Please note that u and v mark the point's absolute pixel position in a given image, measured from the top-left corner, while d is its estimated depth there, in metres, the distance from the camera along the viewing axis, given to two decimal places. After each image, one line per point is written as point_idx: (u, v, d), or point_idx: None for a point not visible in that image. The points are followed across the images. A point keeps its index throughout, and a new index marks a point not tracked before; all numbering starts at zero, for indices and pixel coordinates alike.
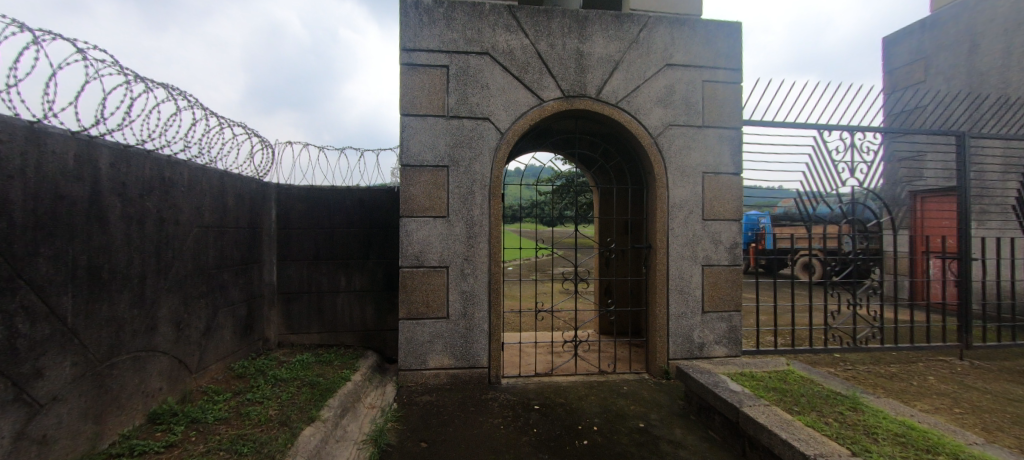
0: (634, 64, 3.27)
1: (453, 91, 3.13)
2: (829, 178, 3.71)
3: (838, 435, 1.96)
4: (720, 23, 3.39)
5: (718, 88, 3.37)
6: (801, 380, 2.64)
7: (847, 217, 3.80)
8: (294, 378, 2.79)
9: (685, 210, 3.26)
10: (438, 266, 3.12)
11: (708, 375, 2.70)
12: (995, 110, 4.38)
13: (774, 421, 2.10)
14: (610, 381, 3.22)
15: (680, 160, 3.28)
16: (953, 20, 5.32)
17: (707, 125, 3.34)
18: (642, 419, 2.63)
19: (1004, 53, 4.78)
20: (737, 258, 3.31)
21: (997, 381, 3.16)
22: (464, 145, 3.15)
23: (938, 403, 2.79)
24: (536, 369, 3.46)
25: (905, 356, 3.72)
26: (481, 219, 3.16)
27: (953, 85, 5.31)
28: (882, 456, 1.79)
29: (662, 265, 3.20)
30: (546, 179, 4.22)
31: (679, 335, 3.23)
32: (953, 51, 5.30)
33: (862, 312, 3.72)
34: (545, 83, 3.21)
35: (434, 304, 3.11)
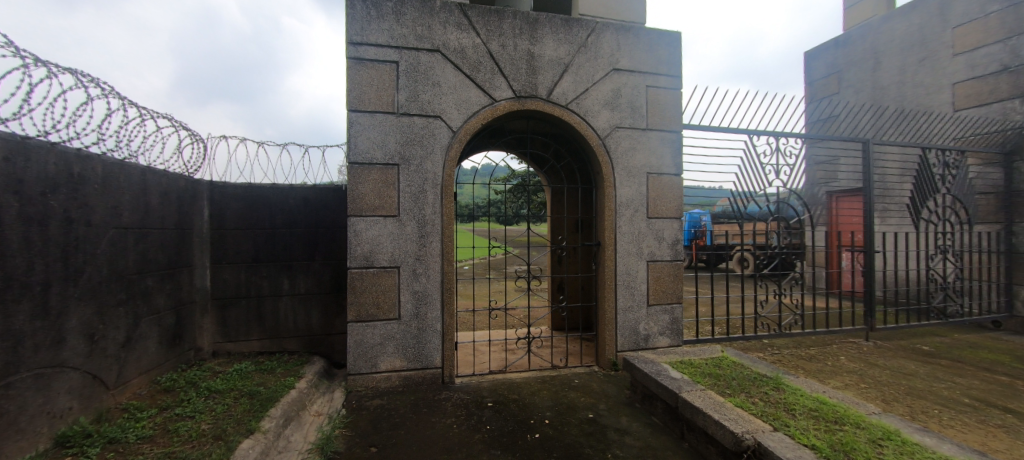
0: (583, 67, 3.38)
1: (403, 87, 3.07)
2: (758, 179, 4.03)
3: (762, 413, 2.15)
4: (662, 31, 3.58)
5: (661, 93, 3.57)
6: (732, 364, 2.86)
7: (773, 215, 4.16)
8: (232, 389, 2.62)
9: (631, 209, 3.42)
10: (388, 267, 3.05)
11: (651, 365, 2.85)
12: (895, 121, 4.99)
13: (708, 404, 2.27)
14: (562, 375, 3.31)
15: (626, 161, 3.43)
16: (860, 39, 5.97)
17: (651, 127, 3.52)
18: (591, 410, 2.73)
19: (900, 71, 5.46)
20: (678, 253, 3.52)
21: (894, 358, 3.61)
22: (415, 143, 3.10)
23: (846, 379, 3.15)
24: (490, 367, 3.48)
25: (821, 339, 4.14)
26: (434, 218, 3.13)
27: (861, 97, 5.98)
28: (797, 429, 1.99)
29: (611, 261, 3.34)
30: (500, 178, 4.25)
31: (626, 328, 3.38)
32: (860, 66, 5.95)
33: (787, 301, 4.08)
34: (497, 83, 3.23)
35: (385, 306, 3.04)
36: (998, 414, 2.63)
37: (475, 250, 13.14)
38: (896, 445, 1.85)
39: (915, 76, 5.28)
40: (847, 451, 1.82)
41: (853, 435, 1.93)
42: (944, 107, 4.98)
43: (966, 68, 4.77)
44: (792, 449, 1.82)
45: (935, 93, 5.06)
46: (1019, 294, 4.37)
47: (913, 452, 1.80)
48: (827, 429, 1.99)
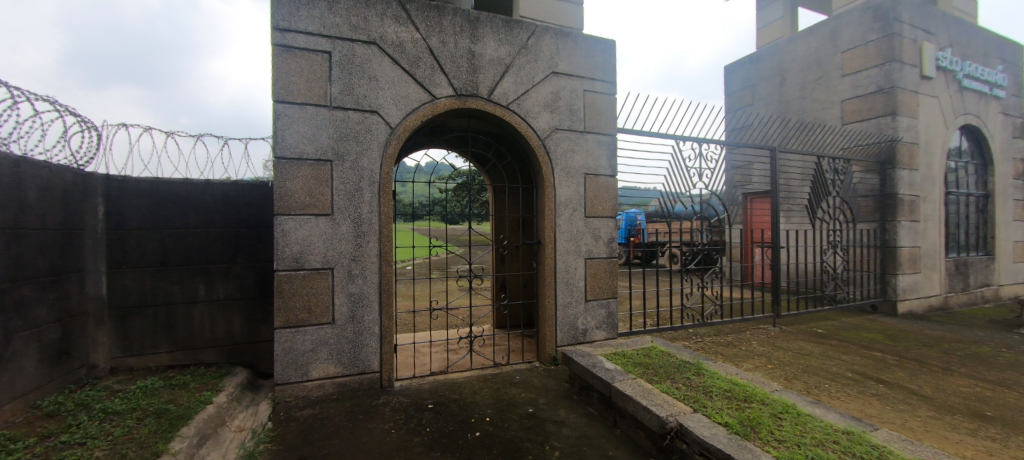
0: (523, 69, 3.44)
1: (336, 79, 2.92)
2: (684, 181, 4.36)
3: (684, 396, 2.33)
4: (598, 39, 3.75)
5: (597, 98, 3.73)
6: (660, 353, 3.08)
7: (697, 214, 4.52)
8: (133, 409, 2.33)
9: (570, 208, 3.54)
10: (321, 268, 2.88)
11: (588, 357, 2.98)
12: (797, 132, 5.64)
13: (637, 391, 2.42)
14: (504, 372, 3.35)
15: (565, 162, 3.55)
16: (769, 57, 6.66)
17: (588, 130, 3.67)
18: (531, 405, 2.79)
19: (801, 87, 6.17)
20: (614, 251, 3.70)
21: (795, 341, 4.09)
22: (350, 138, 2.96)
23: (756, 361, 3.52)
24: (431, 369, 3.43)
25: (737, 327, 4.58)
26: (370, 217, 3.01)
27: (770, 109, 6.68)
28: (713, 409, 2.19)
29: (551, 259, 3.44)
30: (443, 177, 4.19)
31: (565, 324, 3.49)
32: (769, 81, 6.65)
33: (708, 293, 4.47)
34: (437, 80, 3.19)
35: (317, 310, 2.87)
36: (872, 384, 3.08)
37: (417, 250, 12.84)
38: (792, 417, 2.10)
39: (813, 93, 6.00)
40: (753, 425, 2.03)
41: (759, 410, 2.17)
42: (835, 121, 5.72)
43: (851, 88, 5.52)
44: (708, 428, 2.00)
45: (828, 108, 5.80)
46: (891, 282, 5.15)
47: (805, 422, 2.06)
48: (738, 407, 2.21)
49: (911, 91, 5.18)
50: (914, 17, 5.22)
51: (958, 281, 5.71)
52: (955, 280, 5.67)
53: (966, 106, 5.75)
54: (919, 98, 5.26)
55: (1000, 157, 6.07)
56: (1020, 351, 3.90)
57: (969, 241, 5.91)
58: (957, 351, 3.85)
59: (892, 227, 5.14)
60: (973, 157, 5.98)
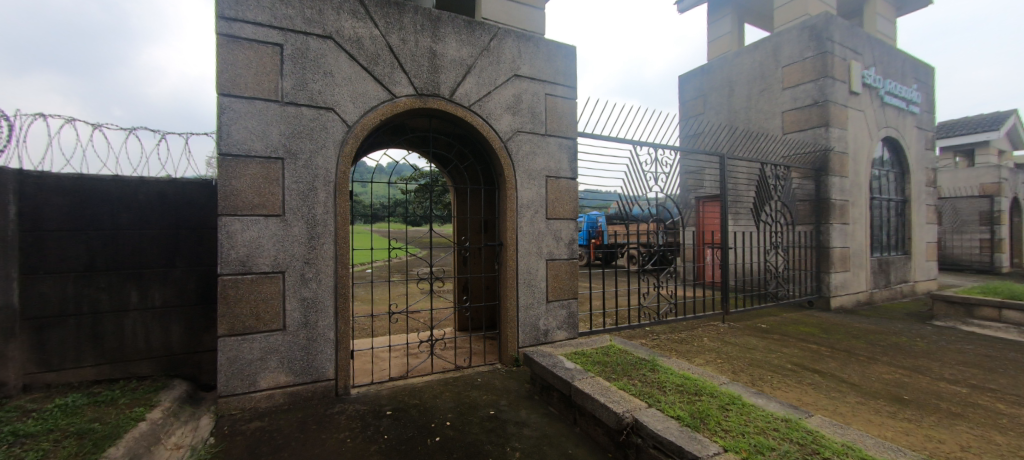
0: (485, 70, 3.44)
1: (289, 74, 2.78)
2: (642, 185, 4.53)
3: (640, 392, 2.41)
4: (559, 44, 3.81)
5: (558, 102, 3.79)
6: (618, 351, 3.17)
7: (654, 217, 4.71)
8: (51, 430, 2.09)
9: (531, 210, 3.57)
10: (271, 272, 2.73)
11: (549, 358, 3.01)
12: (744, 140, 6.01)
13: (596, 389, 2.48)
14: (465, 375, 3.32)
15: (526, 164, 3.58)
16: (719, 69, 7.05)
17: (549, 133, 3.72)
18: (493, 407, 2.78)
19: (747, 98, 6.58)
20: (574, 252, 3.77)
21: (742, 336, 4.35)
22: (304, 136, 2.83)
23: (706, 357, 3.70)
24: (390, 374, 3.33)
25: (690, 324, 4.81)
26: (325, 218, 2.89)
27: (719, 118, 7.07)
28: (667, 403, 2.28)
29: (512, 261, 3.45)
30: (405, 177, 4.09)
31: (527, 325, 3.52)
32: (719, 92, 7.03)
33: (664, 292, 4.66)
34: (397, 78, 3.12)
35: (267, 316, 2.72)
36: (808, 374, 3.33)
37: (377, 252, 12.45)
38: (738, 408, 2.23)
39: (757, 104, 6.42)
40: (702, 417, 2.13)
41: (708, 403, 2.28)
42: (777, 131, 6.15)
43: (791, 100, 5.96)
44: (662, 422, 2.08)
45: (771, 118, 6.22)
46: (825, 280, 5.60)
47: (749, 411, 2.19)
48: (689, 401, 2.32)
49: (842, 105, 5.67)
50: (844, 37, 5.72)
51: (881, 278, 6.30)
52: (879, 277, 6.26)
53: (888, 120, 6.38)
54: (849, 112, 5.77)
55: (915, 167, 6.77)
56: (931, 340, 4.36)
57: (890, 242, 6.55)
58: (880, 341, 4.25)
59: (825, 230, 5.59)
60: (893, 166, 6.65)
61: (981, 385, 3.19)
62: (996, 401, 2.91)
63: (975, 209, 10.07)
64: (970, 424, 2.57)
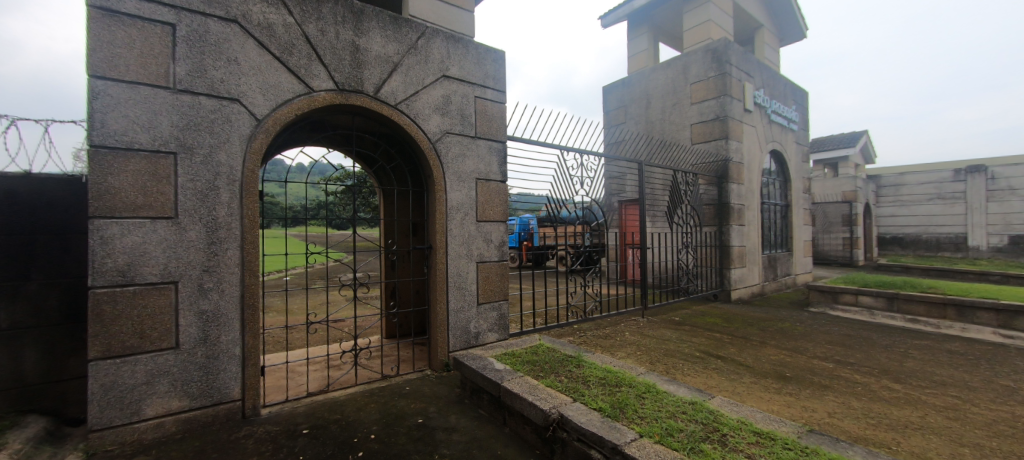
0: (413, 69, 3.35)
1: (182, 57, 2.46)
2: (569, 189, 4.73)
3: (566, 388, 2.50)
4: (489, 48, 3.84)
5: (488, 105, 3.82)
6: (546, 350, 3.26)
7: (580, 219, 4.93)
8: None
9: (461, 212, 3.54)
10: (160, 282, 2.39)
11: (478, 360, 3.01)
12: (659, 149, 6.54)
13: (524, 388, 2.52)
14: (392, 385, 3.19)
15: (456, 166, 3.55)
16: (637, 83, 7.61)
17: (479, 136, 3.73)
18: (421, 415, 2.70)
19: (661, 110, 7.18)
20: (504, 254, 3.81)
21: (658, 329, 4.72)
22: (202, 128, 2.52)
23: (628, 350, 3.95)
24: (308, 389, 3.09)
25: (613, 319, 5.10)
26: (229, 221, 2.60)
27: (638, 128, 7.62)
28: (590, 397, 2.38)
29: (442, 263, 3.40)
30: (330, 178, 3.83)
31: (458, 328, 3.48)
32: (638, 104, 7.59)
33: (590, 291, 4.90)
34: (315, 71, 2.91)
35: (154, 333, 2.37)
36: (713, 360, 3.70)
37: (291, 258, 11.43)
38: (652, 395, 2.41)
39: (670, 116, 7.04)
40: (621, 407, 2.27)
41: (627, 393, 2.44)
42: (687, 142, 6.81)
43: (697, 115, 6.63)
44: (585, 414, 2.17)
45: (682, 130, 6.87)
46: (726, 275, 6.30)
47: (662, 398, 2.38)
48: (610, 392, 2.46)
49: (738, 120, 6.44)
50: (739, 61, 6.52)
51: (770, 272, 7.25)
52: (768, 272, 7.20)
53: (774, 135, 7.38)
54: (743, 127, 6.58)
55: (794, 176, 7.91)
56: (807, 324, 5.11)
57: (777, 241, 7.57)
58: (770, 327, 4.87)
59: (726, 230, 6.30)
60: (778, 175, 7.70)
61: (843, 360, 3.81)
62: (853, 372, 3.49)
63: (839, 212, 12.05)
64: (835, 393, 3.05)
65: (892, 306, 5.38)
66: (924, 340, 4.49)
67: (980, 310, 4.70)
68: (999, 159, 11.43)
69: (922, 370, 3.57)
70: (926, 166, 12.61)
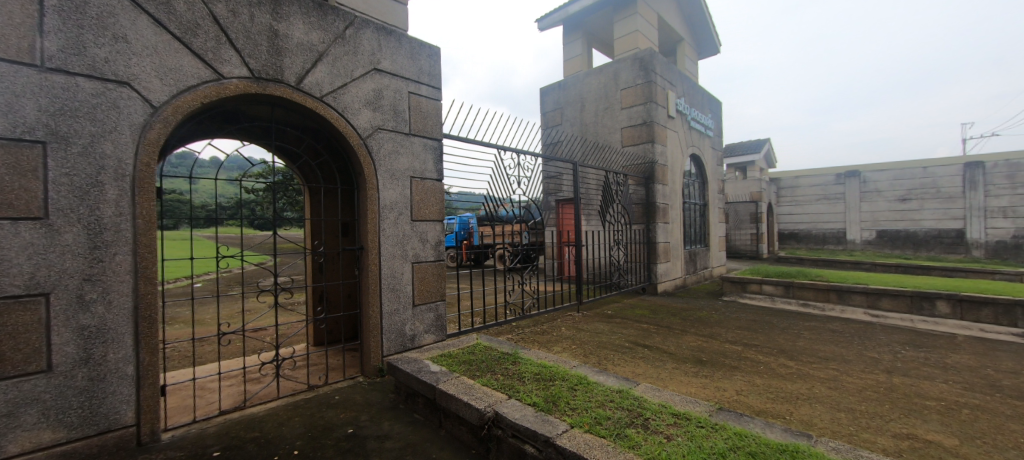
0: (340, 60, 3.17)
1: (53, 31, 2.09)
2: (506, 188, 4.78)
3: (502, 386, 2.52)
4: (423, 43, 3.74)
5: (422, 101, 3.72)
6: (483, 349, 3.26)
7: (519, 217, 5.02)
8: None
9: (395, 211, 3.42)
10: (25, 295, 2.02)
11: (413, 363, 2.94)
12: (592, 150, 6.83)
13: (460, 389, 2.50)
14: (320, 395, 3.00)
15: (389, 163, 3.42)
16: (572, 86, 7.88)
17: (413, 133, 3.63)
18: (352, 424, 2.57)
19: (595, 113, 7.51)
20: (441, 254, 3.76)
21: (592, 322, 4.94)
22: (80, 114, 2.17)
23: (563, 345, 4.08)
24: (221, 407, 2.80)
25: (550, 315, 5.26)
26: (117, 221, 2.26)
27: (573, 129, 7.90)
28: (524, 393, 2.43)
29: (375, 265, 3.26)
30: (253, 174, 3.49)
31: (392, 331, 3.36)
32: (573, 106, 7.87)
33: (528, 288, 5.00)
34: (225, 55, 2.63)
35: (17, 355, 1.99)
36: (640, 349, 3.96)
37: (200, 263, 10.27)
38: (583, 387, 2.52)
39: (603, 120, 7.39)
40: (554, 400, 2.34)
41: (559, 386, 2.52)
42: (618, 144, 7.20)
43: (627, 119, 7.03)
44: (519, 410, 2.21)
45: (614, 133, 7.25)
46: (653, 269, 6.78)
47: (592, 388, 2.50)
48: (544, 387, 2.52)
49: (662, 126, 6.93)
50: (663, 70, 7.01)
51: (691, 266, 7.93)
52: (689, 266, 7.87)
53: (693, 140, 8.06)
54: (667, 132, 7.10)
55: (711, 178, 8.70)
56: (721, 312, 5.66)
57: (696, 237, 8.29)
58: (690, 316, 5.33)
59: (653, 228, 6.76)
60: (697, 177, 8.42)
61: (749, 343, 4.27)
62: (757, 353, 3.93)
63: (748, 210, 13.46)
64: (743, 373, 3.42)
65: (789, 293, 6.13)
66: (812, 321, 5.18)
67: (855, 294, 5.54)
68: (869, 166, 13.47)
69: (811, 347, 4.13)
70: (815, 171, 14.50)
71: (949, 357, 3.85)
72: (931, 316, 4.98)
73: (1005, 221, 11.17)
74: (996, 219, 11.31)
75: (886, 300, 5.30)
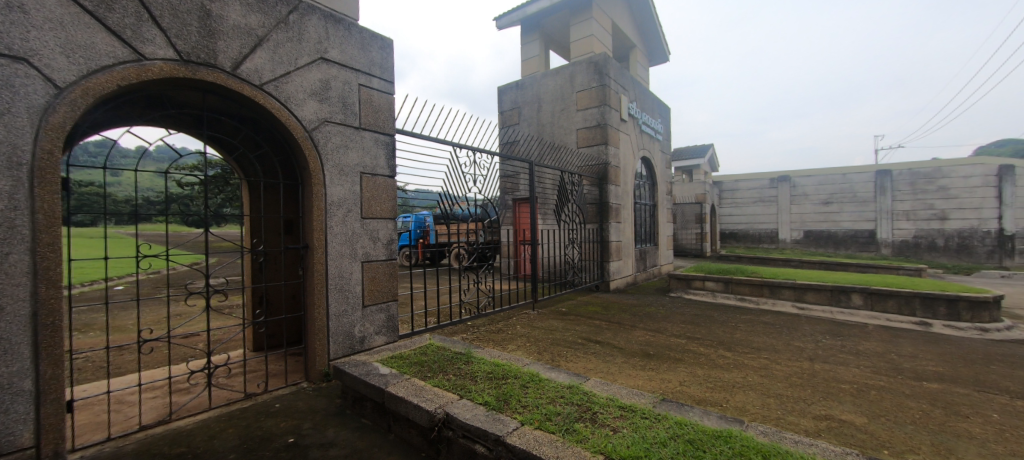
0: (282, 47, 2.98)
1: None
2: (462, 186, 4.73)
3: (454, 386, 2.49)
4: (375, 34, 3.61)
5: (373, 95, 3.59)
6: (436, 349, 3.21)
7: (475, 216, 4.99)
8: None
9: (343, 209, 3.27)
10: None
11: (361, 366, 2.83)
12: (548, 150, 6.92)
13: (410, 391, 2.43)
14: (258, 403, 2.81)
15: (337, 158, 3.26)
16: (529, 86, 7.95)
17: (364, 127, 3.49)
18: (294, 433, 2.43)
19: (552, 114, 7.62)
20: (393, 252, 3.65)
21: (547, 320, 5.02)
22: None
23: (518, 342, 4.11)
24: (141, 422, 2.54)
25: (505, 314, 5.28)
26: (10, 216, 1.97)
27: (530, 129, 7.97)
28: (476, 393, 2.41)
29: (320, 264, 3.10)
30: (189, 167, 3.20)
31: (340, 334, 3.21)
32: (530, 106, 7.94)
33: (483, 287, 4.98)
34: (147, 34, 2.39)
35: None
36: (592, 345, 4.07)
37: (119, 265, 9.26)
38: (535, 384, 2.55)
39: (559, 121, 7.53)
40: (506, 398, 2.35)
41: (511, 384, 2.53)
42: (573, 145, 7.35)
43: (582, 120, 7.20)
44: (470, 410, 2.19)
45: (570, 134, 7.40)
46: (606, 267, 7.00)
47: (543, 385, 2.53)
48: (496, 385, 2.52)
49: (615, 128, 7.16)
50: (616, 74, 7.25)
51: (641, 264, 8.28)
52: (640, 264, 8.22)
53: (644, 143, 8.41)
54: (620, 134, 7.35)
55: (660, 179, 9.13)
56: (668, 307, 5.96)
57: (646, 236, 8.67)
58: (639, 312, 5.57)
59: (606, 228, 6.96)
60: (647, 178, 8.79)
61: (692, 336, 4.52)
62: (698, 346, 4.17)
63: (693, 211, 14.26)
64: (686, 365, 3.61)
65: (728, 289, 6.58)
66: (748, 315, 5.59)
67: (784, 288, 6.04)
68: (799, 172, 14.72)
69: (746, 339, 4.45)
70: (753, 175, 15.64)
71: (860, 344, 4.30)
72: (847, 307, 5.55)
73: (908, 223, 12.68)
74: (901, 221, 12.81)
75: (810, 293, 5.84)
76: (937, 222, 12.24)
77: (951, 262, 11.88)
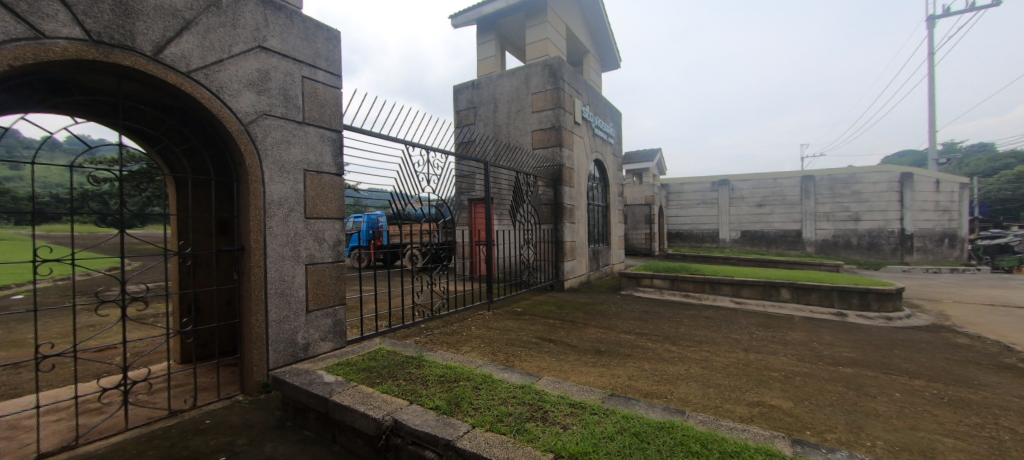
0: (214, 32, 2.74)
1: None
2: (415, 185, 4.62)
3: (403, 392, 2.42)
4: (320, 24, 3.43)
5: (318, 88, 3.41)
6: (385, 354, 3.10)
7: (430, 216, 4.88)
8: None
9: (285, 208, 3.08)
10: None
11: (304, 375, 2.67)
12: (504, 151, 6.94)
13: (357, 399, 2.33)
14: (186, 421, 2.57)
15: (277, 154, 3.06)
16: (485, 87, 7.94)
17: (308, 122, 3.31)
18: (226, 451, 2.24)
19: (508, 115, 7.65)
20: (339, 254, 3.48)
21: (501, 320, 5.03)
22: None
23: (472, 344, 4.07)
24: (41, 450, 2.22)
25: (460, 315, 5.22)
26: None
27: (486, 129, 7.95)
28: (427, 398, 2.35)
29: (258, 268, 2.90)
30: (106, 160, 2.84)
31: (280, 342, 3.01)
32: (485, 107, 7.93)
33: (437, 288, 4.89)
34: (47, 8, 2.10)
35: None
36: (545, 344, 4.12)
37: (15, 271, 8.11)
38: (487, 385, 2.54)
39: (515, 122, 7.57)
40: (457, 401, 2.32)
41: (463, 387, 2.50)
42: (528, 146, 7.42)
43: (537, 122, 7.29)
44: (420, 416, 2.14)
45: (525, 135, 7.46)
46: (560, 267, 7.13)
47: (495, 386, 2.53)
48: (447, 388, 2.48)
49: (569, 131, 7.33)
50: (570, 78, 7.41)
51: (594, 264, 8.52)
52: (592, 263, 8.46)
53: (597, 146, 8.67)
54: (574, 137, 7.53)
55: (612, 182, 9.46)
56: (618, 305, 6.18)
57: (599, 236, 8.95)
58: (592, 310, 5.73)
59: (560, 228, 7.09)
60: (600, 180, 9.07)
61: (640, 332, 4.72)
62: (646, 341, 4.36)
63: (643, 212, 14.91)
64: (635, 360, 3.76)
65: (674, 286, 6.94)
66: (691, 310, 5.93)
67: (723, 285, 6.46)
68: (736, 176, 15.85)
69: (689, 333, 4.71)
70: (696, 179, 16.63)
71: (788, 334, 4.71)
72: (777, 301, 6.06)
73: (828, 224, 14.07)
74: (822, 222, 14.19)
75: (745, 289, 6.29)
76: (852, 222, 13.70)
77: (863, 258, 13.35)
